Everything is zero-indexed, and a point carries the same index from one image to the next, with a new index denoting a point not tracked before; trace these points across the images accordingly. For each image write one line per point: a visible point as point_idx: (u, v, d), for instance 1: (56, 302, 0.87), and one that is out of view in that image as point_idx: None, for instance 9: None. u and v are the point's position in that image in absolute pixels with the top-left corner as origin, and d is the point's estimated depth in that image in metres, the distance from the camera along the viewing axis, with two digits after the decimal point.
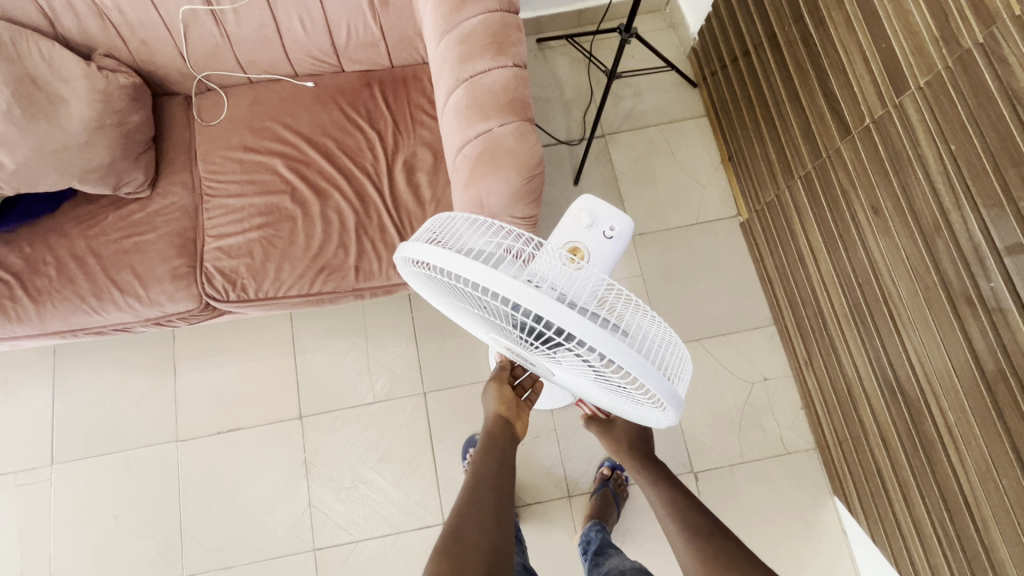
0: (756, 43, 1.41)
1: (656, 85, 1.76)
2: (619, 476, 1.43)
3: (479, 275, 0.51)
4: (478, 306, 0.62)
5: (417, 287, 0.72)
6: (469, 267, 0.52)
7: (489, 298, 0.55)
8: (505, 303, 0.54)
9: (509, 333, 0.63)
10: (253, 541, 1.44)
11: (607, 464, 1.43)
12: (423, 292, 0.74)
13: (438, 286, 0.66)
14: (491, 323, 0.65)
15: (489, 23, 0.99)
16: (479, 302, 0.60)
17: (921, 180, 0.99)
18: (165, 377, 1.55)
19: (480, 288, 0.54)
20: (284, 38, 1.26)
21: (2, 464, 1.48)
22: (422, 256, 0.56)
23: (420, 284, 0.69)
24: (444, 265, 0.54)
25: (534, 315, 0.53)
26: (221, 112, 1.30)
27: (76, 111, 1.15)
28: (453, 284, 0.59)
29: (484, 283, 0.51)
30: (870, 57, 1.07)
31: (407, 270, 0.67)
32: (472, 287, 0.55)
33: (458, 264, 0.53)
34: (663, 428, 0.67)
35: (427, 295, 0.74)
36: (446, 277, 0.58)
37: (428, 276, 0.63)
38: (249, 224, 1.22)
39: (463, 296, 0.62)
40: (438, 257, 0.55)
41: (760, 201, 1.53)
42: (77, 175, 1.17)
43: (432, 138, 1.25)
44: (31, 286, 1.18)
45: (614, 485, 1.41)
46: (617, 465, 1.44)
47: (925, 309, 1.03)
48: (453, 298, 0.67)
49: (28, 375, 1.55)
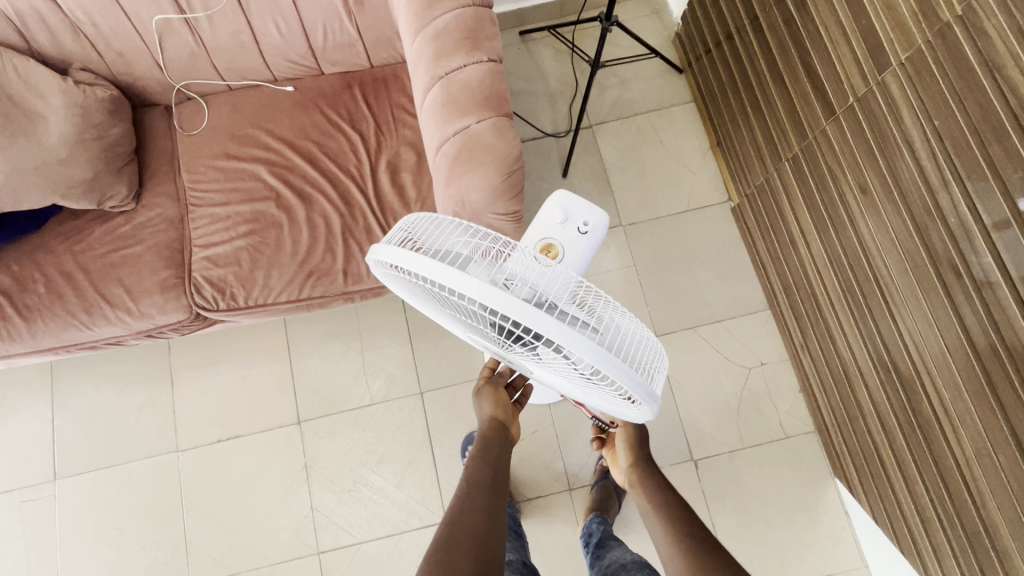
0: (739, 26, 1.39)
1: (642, 72, 1.75)
2: None
3: (447, 277, 0.51)
4: (455, 310, 0.62)
5: (393, 291, 0.71)
6: (438, 271, 0.52)
7: (460, 300, 0.54)
8: (477, 304, 0.54)
9: (487, 334, 0.63)
10: (257, 547, 1.44)
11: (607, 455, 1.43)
12: (400, 296, 0.73)
13: (412, 288, 0.65)
14: (467, 324, 0.65)
15: (463, 18, 0.98)
16: (453, 304, 0.59)
17: (907, 158, 0.98)
18: (163, 389, 1.55)
19: (451, 291, 0.54)
20: (260, 43, 1.25)
21: (6, 481, 1.49)
22: (394, 260, 0.55)
23: (396, 285, 0.68)
24: (415, 269, 0.53)
25: (507, 318, 0.53)
26: (201, 121, 1.30)
27: (55, 127, 1.15)
28: (425, 287, 0.58)
29: (454, 286, 0.51)
30: (850, 35, 1.05)
31: (380, 274, 0.66)
32: (442, 291, 0.55)
33: (426, 269, 0.53)
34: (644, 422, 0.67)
35: (404, 298, 0.74)
36: (418, 280, 0.57)
37: (405, 279, 0.62)
38: (235, 232, 1.22)
39: (437, 298, 0.61)
40: (406, 260, 0.54)
41: (749, 185, 1.52)
42: (61, 191, 1.17)
43: (414, 137, 1.25)
44: (21, 304, 1.18)
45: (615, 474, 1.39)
46: None
47: (916, 287, 1.02)
48: (429, 301, 0.66)
49: (27, 393, 1.55)
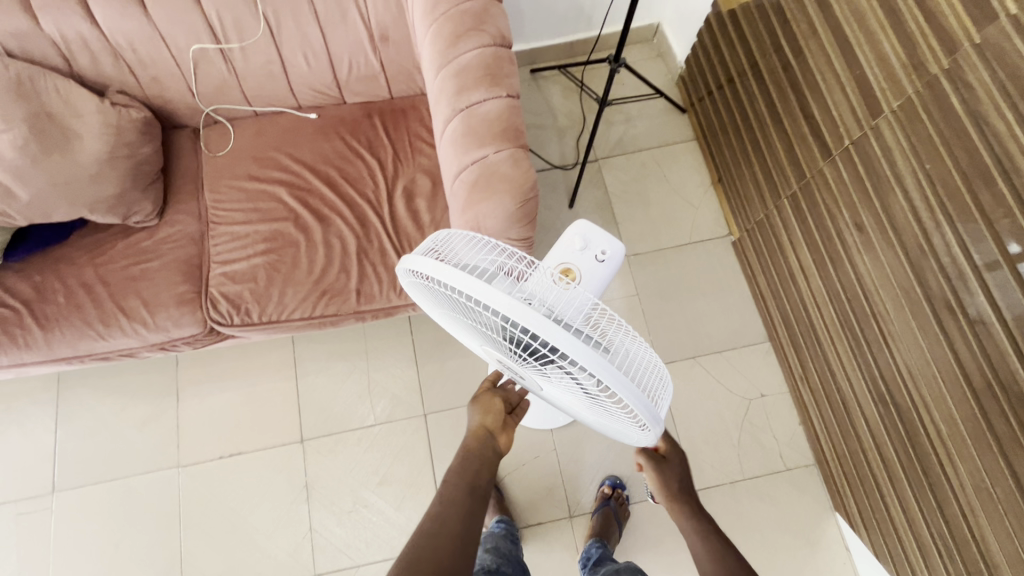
0: (739, 71, 1.47)
1: (646, 111, 1.83)
2: (621, 495, 1.42)
3: (476, 289, 0.54)
4: (474, 321, 0.65)
5: (414, 298, 0.75)
6: (466, 281, 0.55)
7: (484, 311, 0.57)
8: (498, 316, 0.57)
9: (501, 346, 0.66)
10: (253, 567, 1.43)
11: (609, 482, 1.44)
12: (419, 303, 0.76)
13: (434, 297, 0.68)
14: (484, 336, 0.68)
15: (484, 57, 1.05)
16: (474, 316, 0.62)
17: (901, 199, 1.03)
18: (168, 403, 1.56)
19: (475, 301, 0.57)
20: (289, 73, 1.31)
21: (4, 492, 1.48)
22: (424, 267, 0.59)
23: (418, 292, 0.71)
24: (445, 278, 0.56)
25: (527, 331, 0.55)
26: (227, 144, 1.36)
27: (89, 145, 1.19)
28: (449, 296, 0.61)
29: (479, 297, 0.54)
30: (845, 84, 1.12)
31: (405, 283, 0.69)
32: (468, 301, 0.58)
33: (456, 278, 0.56)
34: (643, 446, 0.70)
35: (422, 306, 0.77)
36: (443, 289, 0.61)
37: (429, 286, 0.65)
38: (253, 249, 1.26)
39: (458, 308, 0.65)
40: (437, 269, 0.57)
41: (749, 221, 1.57)
42: (88, 206, 1.20)
43: (430, 165, 1.30)
44: (39, 313, 1.21)
45: (614, 505, 1.40)
46: (619, 483, 1.44)
47: (912, 321, 1.06)
48: (448, 310, 0.69)
49: (32, 403, 1.56)
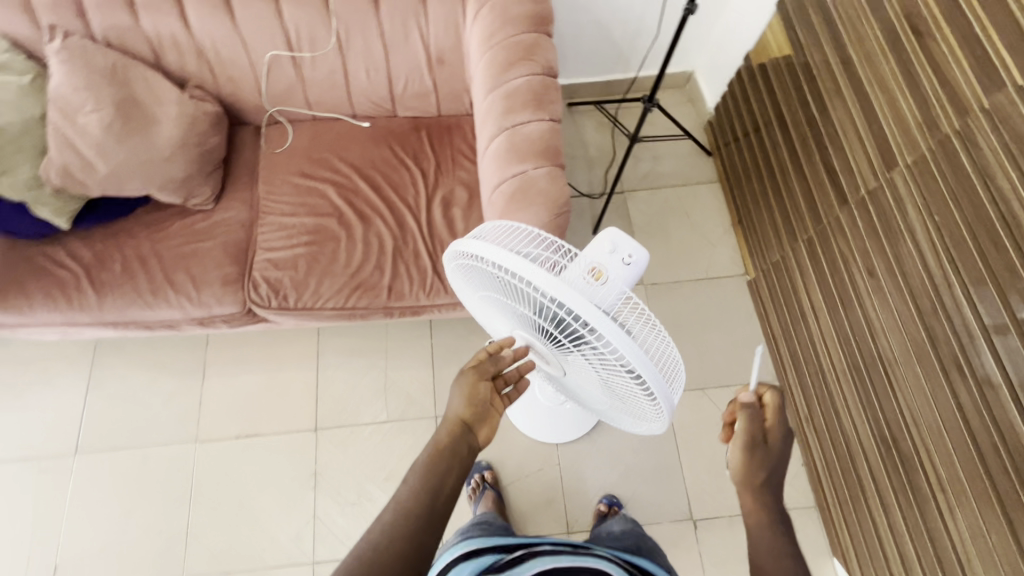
0: (766, 120, 1.56)
1: (674, 151, 1.93)
2: (618, 513, 1.44)
3: (525, 269, 0.61)
4: (512, 303, 0.72)
5: (453, 281, 0.82)
6: (516, 262, 0.62)
7: (528, 290, 0.64)
8: (540, 295, 0.64)
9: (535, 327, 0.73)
10: (255, 548, 1.46)
11: (605, 500, 1.46)
12: (457, 286, 0.83)
13: (476, 279, 0.75)
14: (518, 317, 0.75)
15: (532, 83, 1.15)
16: (515, 297, 0.69)
17: (912, 248, 1.09)
18: (194, 380, 1.64)
19: (521, 281, 0.64)
20: (350, 84, 1.43)
21: (30, 448, 1.55)
22: (477, 248, 0.66)
23: (461, 275, 0.78)
24: (496, 258, 0.63)
25: (566, 311, 0.63)
26: (285, 142, 1.47)
27: (165, 131, 1.31)
28: (494, 277, 0.69)
29: (528, 276, 0.61)
30: (864, 138, 1.20)
31: (450, 266, 0.76)
32: (514, 280, 0.65)
33: (507, 259, 0.63)
34: (653, 429, 0.77)
35: (459, 289, 0.84)
36: (491, 270, 0.68)
37: (474, 268, 0.72)
38: (297, 240, 1.35)
39: (499, 290, 0.72)
40: (489, 250, 0.64)
41: (766, 262, 1.63)
42: (156, 185, 1.31)
43: (469, 179, 1.40)
44: (97, 278, 1.30)
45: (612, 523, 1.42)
46: (615, 501, 1.46)
47: (918, 367, 1.10)
48: (487, 293, 0.77)
49: (68, 367, 1.65)
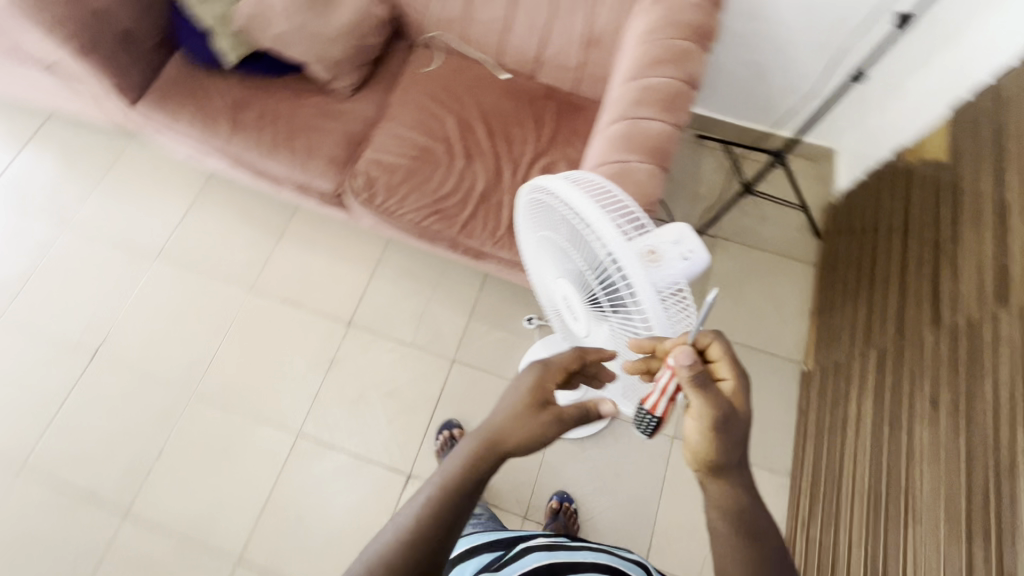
0: (889, 217, 1.48)
1: (783, 218, 1.86)
2: (568, 510, 1.45)
3: (607, 229, 0.62)
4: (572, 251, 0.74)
5: (521, 209, 0.82)
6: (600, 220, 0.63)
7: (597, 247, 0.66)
8: (607, 256, 0.66)
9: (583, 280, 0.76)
10: (259, 398, 1.62)
11: (557, 497, 1.47)
12: (522, 214, 0.84)
13: (547, 216, 0.77)
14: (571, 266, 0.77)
15: (669, 86, 1.17)
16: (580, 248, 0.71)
17: (987, 395, 1.01)
18: (269, 238, 1.80)
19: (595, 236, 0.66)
20: (506, 34, 1.51)
21: (128, 238, 1.79)
22: (567, 192, 0.66)
23: (533, 207, 0.79)
24: (582, 209, 0.64)
25: (624, 280, 0.65)
26: (429, 65, 1.58)
27: (339, 16, 1.45)
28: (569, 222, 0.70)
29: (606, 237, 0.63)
30: (983, 267, 1.11)
31: (527, 195, 0.77)
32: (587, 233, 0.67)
33: (592, 213, 0.64)
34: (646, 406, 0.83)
35: (521, 218, 0.85)
36: (569, 215, 0.69)
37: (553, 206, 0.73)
38: (403, 151, 1.46)
39: (566, 235, 0.74)
40: (578, 198, 0.65)
41: (828, 357, 1.56)
42: (312, 58, 1.46)
43: (575, 158, 1.44)
44: (235, 118, 1.48)
45: (562, 519, 1.43)
46: (566, 498, 1.48)
47: (941, 515, 1.03)
48: (551, 233, 0.78)
49: (179, 185, 1.87)
